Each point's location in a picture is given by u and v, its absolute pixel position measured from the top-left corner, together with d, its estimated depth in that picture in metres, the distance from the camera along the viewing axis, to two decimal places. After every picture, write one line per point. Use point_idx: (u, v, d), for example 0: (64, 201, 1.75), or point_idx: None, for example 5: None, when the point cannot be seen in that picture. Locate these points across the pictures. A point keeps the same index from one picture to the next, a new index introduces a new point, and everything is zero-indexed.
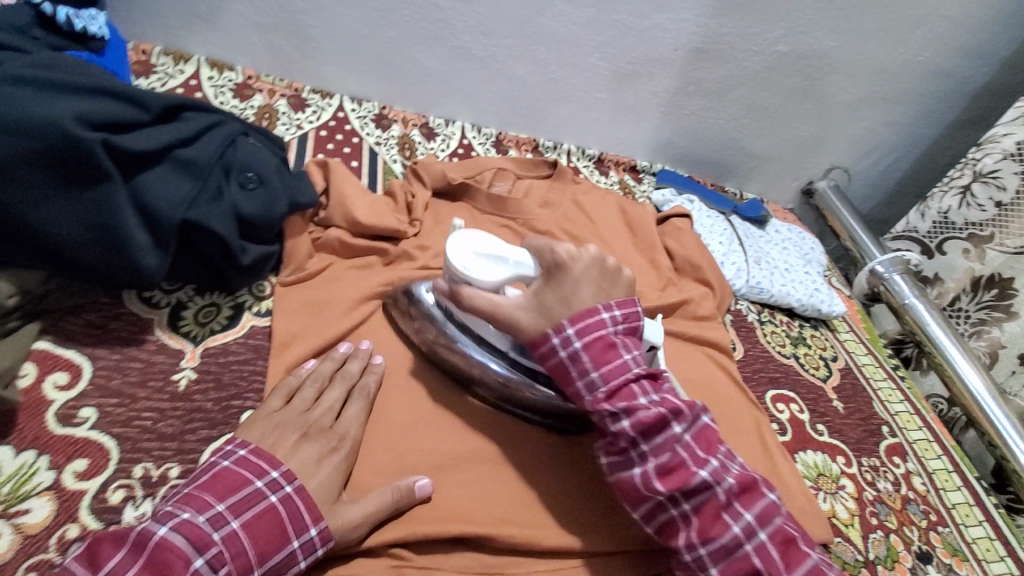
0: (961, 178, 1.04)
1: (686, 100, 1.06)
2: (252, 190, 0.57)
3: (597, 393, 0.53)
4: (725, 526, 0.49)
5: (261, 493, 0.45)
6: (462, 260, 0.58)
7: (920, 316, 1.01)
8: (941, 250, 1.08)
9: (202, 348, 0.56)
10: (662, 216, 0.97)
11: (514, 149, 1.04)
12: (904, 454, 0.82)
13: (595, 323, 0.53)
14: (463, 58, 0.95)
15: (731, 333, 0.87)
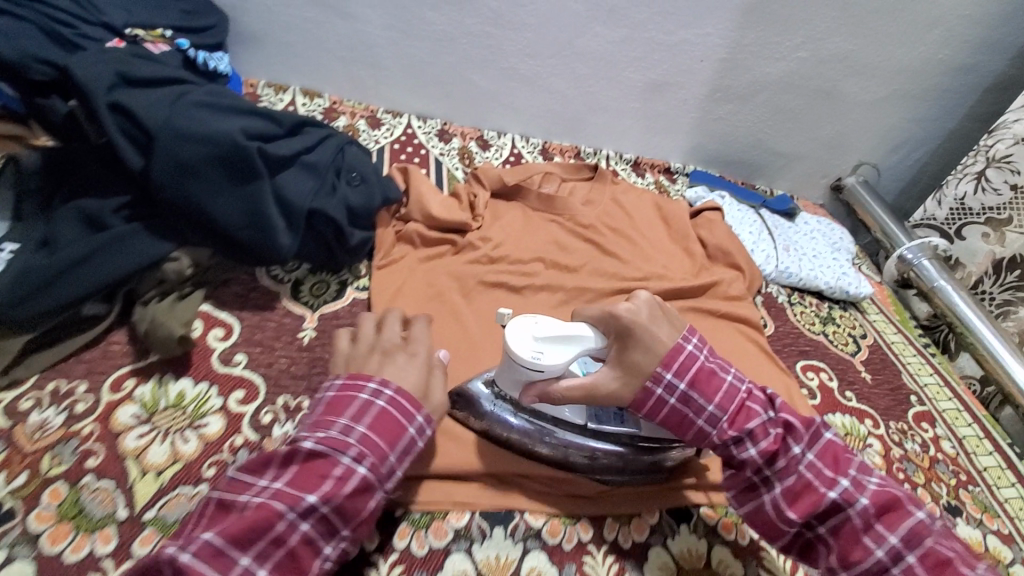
0: (975, 165, 1.10)
1: (715, 105, 1.16)
2: (357, 187, 0.72)
3: (719, 425, 0.54)
4: (868, 549, 0.49)
5: (370, 401, 0.50)
6: (528, 349, 0.56)
7: (949, 298, 1.05)
8: (960, 235, 1.15)
9: (318, 314, 0.70)
10: (696, 211, 1.04)
11: (559, 156, 1.17)
12: (932, 420, 0.88)
13: (689, 358, 0.56)
14: (514, 77, 1.09)
15: (761, 311, 0.96)
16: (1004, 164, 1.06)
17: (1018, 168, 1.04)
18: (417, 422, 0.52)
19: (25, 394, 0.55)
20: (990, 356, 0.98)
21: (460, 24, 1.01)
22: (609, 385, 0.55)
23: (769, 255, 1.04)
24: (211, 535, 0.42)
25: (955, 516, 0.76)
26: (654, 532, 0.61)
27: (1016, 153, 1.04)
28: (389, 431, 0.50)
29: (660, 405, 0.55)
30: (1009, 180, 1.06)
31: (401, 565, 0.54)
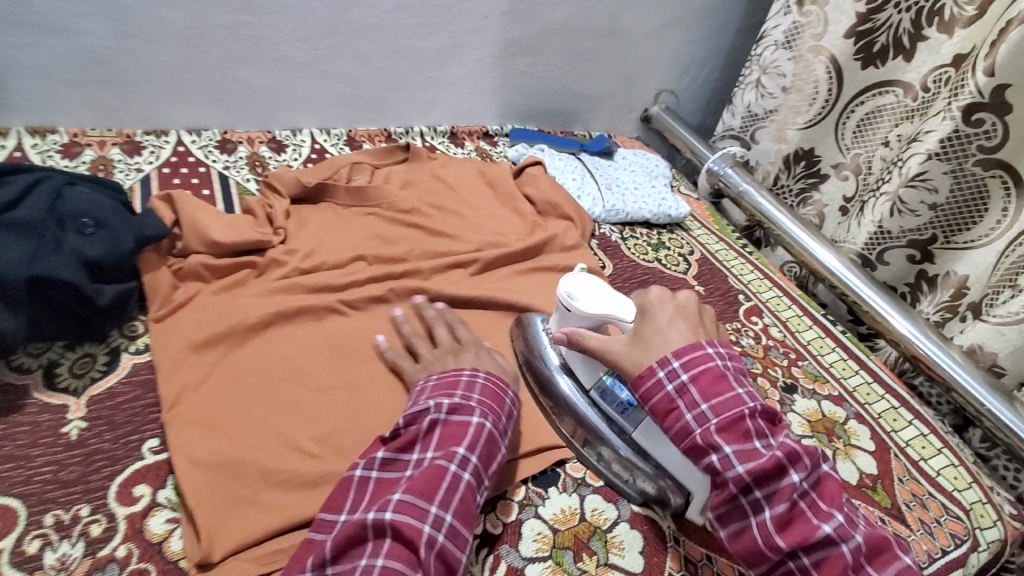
0: (752, 75, 1.17)
1: (513, 60, 1.14)
2: (92, 234, 0.60)
3: (709, 426, 0.54)
4: (781, 476, 0.51)
5: (472, 378, 0.60)
6: (570, 287, 0.66)
7: (753, 199, 1.15)
8: (755, 139, 1.21)
9: (87, 398, 0.58)
10: (518, 169, 1.03)
11: (367, 142, 1.09)
12: (759, 312, 0.97)
13: (703, 358, 0.56)
14: (290, 67, 0.98)
15: (598, 254, 0.97)
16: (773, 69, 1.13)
17: (783, 71, 1.11)
18: (508, 395, 0.62)
19: None
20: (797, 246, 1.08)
21: (204, 17, 0.87)
22: (618, 351, 0.61)
23: (592, 194, 1.06)
24: (399, 494, 0.49)
25: (792, 393, 0.84)
26: (523, 507, 0.62)
27: (779, 57, 1.11)
28: (493, 398, 0.59)
29: (658, 387, 0.56)
30: (779, 83, 1.13)
31: None
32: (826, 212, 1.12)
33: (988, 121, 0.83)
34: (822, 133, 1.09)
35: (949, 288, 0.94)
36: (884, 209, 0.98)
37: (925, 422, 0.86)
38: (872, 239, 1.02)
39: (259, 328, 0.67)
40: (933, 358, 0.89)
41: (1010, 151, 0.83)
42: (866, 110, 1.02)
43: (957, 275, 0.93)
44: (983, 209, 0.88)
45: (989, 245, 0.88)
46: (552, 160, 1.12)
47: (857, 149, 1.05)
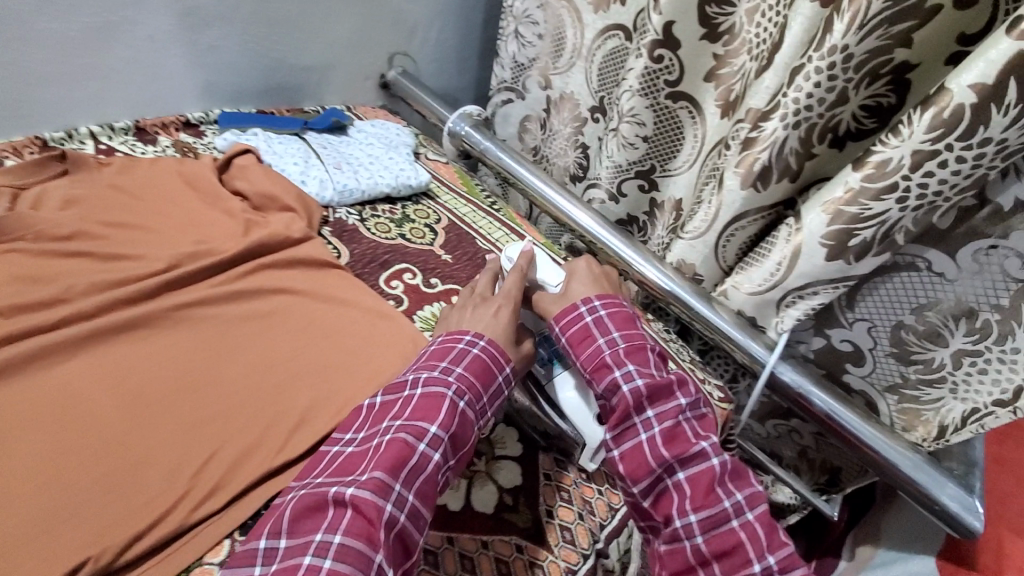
0: (510, 26, 1.26)
1: (301, 25, 1.12)
2: None
3: (617, 348, 0.68)
4: (718, 499, 0.60)
5: (619, 300, 0.73)
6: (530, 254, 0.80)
7: (497, 157, 1.20)
8: (526, 88, 1.31)
9: None
10: (325, 152, 1.05)
11: (163, 133, 1.02)
12: None
13: (618, 302, 0.72)
14: (41, 58, 0.86)
15: (435, 212, 1.06)
16: (527, 18, 1.23)
17: (535, 19, 1.22)
18: (503, 372, 0.67)
19: None
20: (543, 198, 1.14)
21: None
22: (551, 301, 0.75)
23: (403, 163, 1.09)
24: (435, 427, 0.58)
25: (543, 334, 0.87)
26: None
27: (529, 7, 1.21)
28: (622, 320, 0.70)
29: (578, 320, 0.71)
30: (534, 31, 1.23)
31: None
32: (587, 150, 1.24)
33: (667, 56, 0.96)
34: (574, 76, 1.20)
35: (669, 210, 1.09)
36: (615, 147, 1.09)
37: (651, 338, 0.94)
38: (612, 176, 1.12)
39: (82, 346, 0.65)
40: (655, 280, 0.98)
41: (688, 82, 0.98)
42: (601, 56, 1.14)
43: (674, 200, 1.07)
44: (681, 137, 1.03)
45: (689, 170, 1.03)
46: (357, 141, 1.12)
47: (601, 92, 1.17)
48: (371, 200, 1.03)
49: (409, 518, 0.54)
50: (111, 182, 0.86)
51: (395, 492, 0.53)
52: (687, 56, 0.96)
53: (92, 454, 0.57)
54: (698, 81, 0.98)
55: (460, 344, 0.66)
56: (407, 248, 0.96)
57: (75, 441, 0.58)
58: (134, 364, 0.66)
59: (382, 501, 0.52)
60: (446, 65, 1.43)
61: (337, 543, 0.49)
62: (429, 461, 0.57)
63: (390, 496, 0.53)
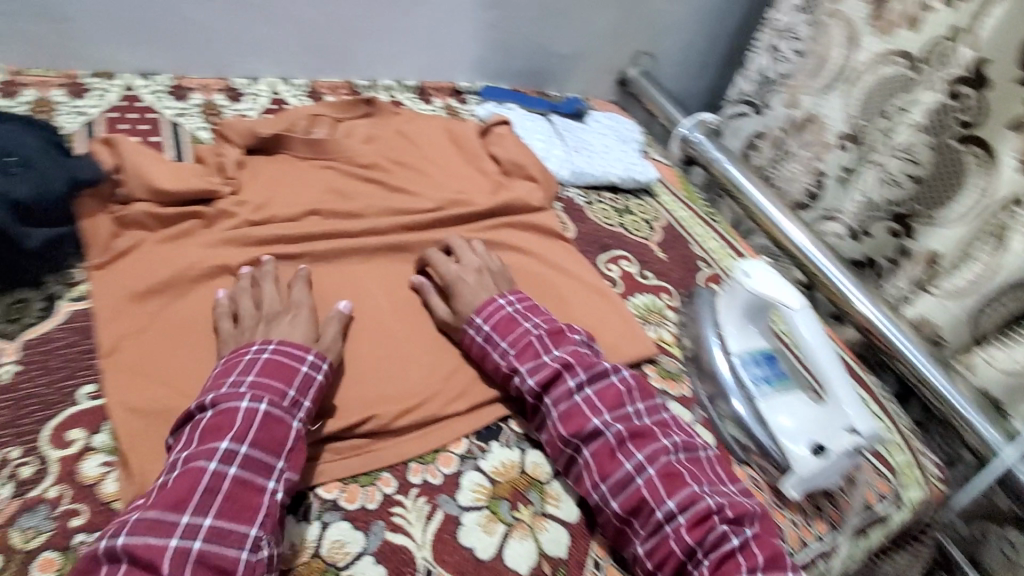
0: (767, 39, 1.23)
1: (569, 17, 1.21)
2: (17, 174, 0.60)
3: (509, 356, 0.67)
4: (619, 464, 0.61)
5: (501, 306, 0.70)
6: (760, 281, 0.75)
7: (723, 168, 1.18)
8: (767, 104, 1.24)
9: (21, 341, 0.58)
10: (567, 134, 1.13)
11: (437, 95, 1.17)
12: (720, 279, 0.98)
13: (496, 307, 0.70)
14: (370, 17, 1.05)
15: (655, 209, 1.09)
16: (789, 33, 1.19)
17: (798, 35, 1.16)
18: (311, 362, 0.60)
19: None
20: (769, 220, 1.11)
21: None
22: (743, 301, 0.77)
23: (634, 157, 1.13)
24: (227, 442, 0.51)
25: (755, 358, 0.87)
26: None
27: (795, 21, 1.17)
28: (506, 327, 0.69)
29: (499, 310, 0.70)
30: (794, 47, 1.17)
31: (424, 497, 0.58)
32: (824, 179, 1.13)
33: (967, 94, 0.89)
34: (829, 99, 1.11)
35: (920, 262, 0.96)
36: (872, 180, 1.03)
37: (870, 392, 0.87)
38: (858, 210, 1.06)
39: (368, 254, 0.78)
40: (883, 331, 0.91)
41: (989, 127, 0.87)
42: (869, 80, 1.04)
43: (927, 251, 0.95)
44: (956, 185, 0.91)
45: (960, 221, 0.90)
46: (593, 129, 1.19)
47: (859, 119, 1.06)
48: (598, 186, 1.09)
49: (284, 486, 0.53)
50: (399, 129, 1.01)
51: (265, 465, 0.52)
52: (997, 98, 0.86)
53: (372, 342, 0.69)
54: (1000, 127, 0.86)
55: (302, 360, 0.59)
56: (626, 238, 1.00)
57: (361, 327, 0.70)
58: (405, 279, 0.77)
59: (164, 538, 0.46)
60: (683, 70, 1.43)
61: (206, 526, 0.48)
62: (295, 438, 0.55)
63: (173, 530, 0.47)
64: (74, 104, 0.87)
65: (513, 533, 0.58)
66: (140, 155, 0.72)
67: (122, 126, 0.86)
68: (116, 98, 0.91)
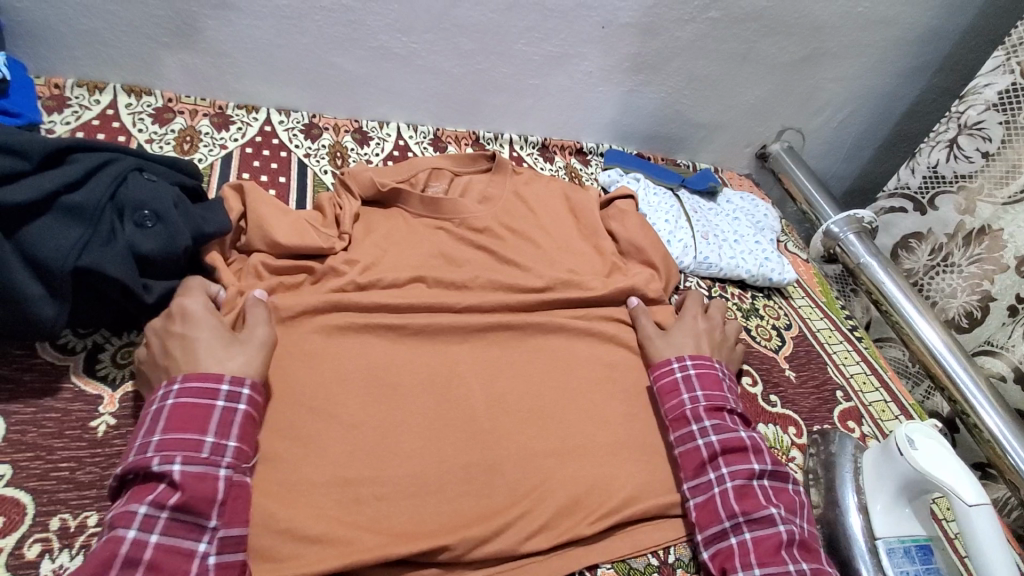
0: (948, 132, 1.01)
1: (716, 85, 1.11)
2: (150, 229, 0.57)
3: (699, 404, 0.68)
4: (782, 561, 0.57)
5: (711, 363, 0.73)
6: (928, 454, 0.61)
7: (874, 275, 1.01)
8: (933, 205, 1.05)
9: (121, 391, 0.57)
10: (694, 215, 1.02)
11: (559, 154, 1.12)
12: (858, 417, 0.83)
13: (711, 365, 0.72)
14: (506, 74, 1.00)
15: (786, 314, 0.95)
16: (976, 130, 0.98)
17: (989, 135, 0.96)
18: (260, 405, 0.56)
19: (26, 539, 0.47)
20: (920, 342, 0.96)
21: (444, 11, 0.90)
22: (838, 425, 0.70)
23: (770, 251, 1.00)
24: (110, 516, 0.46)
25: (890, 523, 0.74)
26: None
27: (987, 119, 0.96)
28: (710, 384, 0.70)
29: (670, 371, 0.71)
30: (981, 147, 0.97)
31: None
32: (991, 305, 0.97)
33: None
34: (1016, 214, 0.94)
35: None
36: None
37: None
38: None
39: (468, 334, 0.72)
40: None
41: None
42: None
43: None
44: None
45: None
46: (723, 211, 1.07)
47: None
48: (723, 279, 0.97)
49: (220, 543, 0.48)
50: (517, 191, 0.93)
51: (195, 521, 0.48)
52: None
53: (457, 444, 0.62)
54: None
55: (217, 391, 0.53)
56: (751, 346, 0.87)
57: (448, 424, 0.63)
58: (502, 369, 0.71)
59: None
60: (834, 149, 1.28)
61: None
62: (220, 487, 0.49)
63: None
64: (217, 136, 0.91)
65: None
66: (266, 205, 0.72)
67: (254, 163, 0.89)
68: (254, 133, 0.94)
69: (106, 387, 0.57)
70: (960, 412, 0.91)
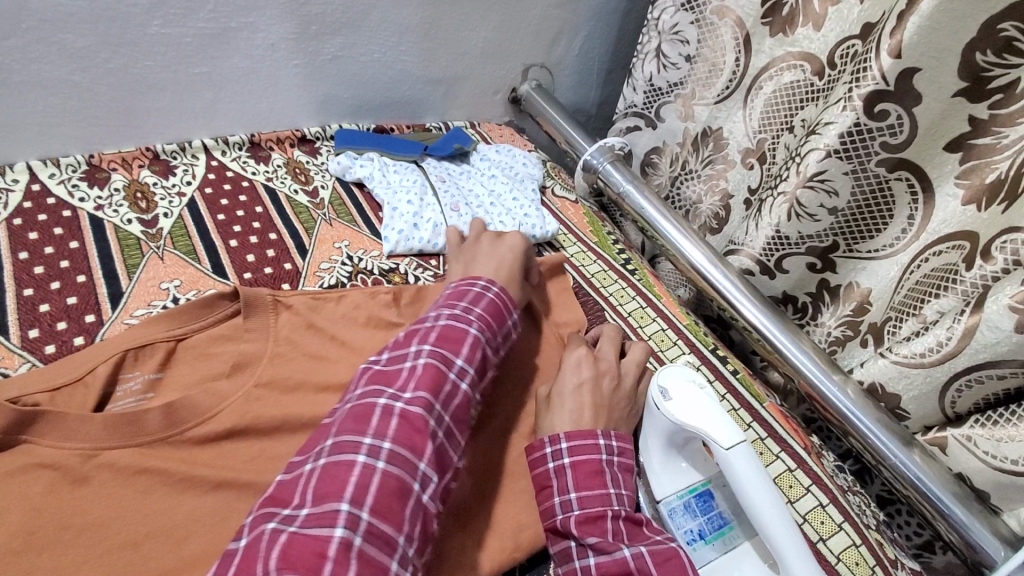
0: (651, 42, 1.05)
1: (436, 32, 0.98)
2: None
3: (570, 514, 0.53)
4: None
5: (597, 445, 0.58)
6: (676, 403, 0.57)
7: (635, 202, 0.98)
8: (659, 117, 1.09)
9: None
10: (442, 186, 0.91)
11: (276, 149, 0.92)
12: None
13: (590, 446, 0.57)
14: (154, 67, 0.78)
15: (557, 266, 0.90)
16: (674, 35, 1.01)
17: (685, 38, 0.99)
18: (512, 316, 0.66)
19: None
20: (685, 259, 0.93)
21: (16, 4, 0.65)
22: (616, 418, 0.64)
23: (528, 205, 0.92)
24: (423, 458, 0.48)
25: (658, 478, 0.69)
26: None
27: (680, 21, 0.98)
28: (589, 476, 0.55)
29: (539, 463, 0.57)
30: (681, 51, 1.00)
31: None
32: (731, 202, 1.00)
33: (894, 113, 0.71)
34: (728, 111, 0.97)
35: (852, 300, 0.83)
36: (782, 211, 0.85)
37: (824, 487, 0.70)
38: (769, 245, 0.89)
39: (143, 435, 0.54)
40: (827, 396, 0.78)
41: (918, 148, 0.71)
42: (769, 90, 0.89)
43: (861, 288, 0.82)
44: (888, 215, 0.77)
45: (893, 257, 0.77)
46: (478, 172, 0.98)
47: (762, 134, 0.92)
48: None
49: (444, 436, 0.51)
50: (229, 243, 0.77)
51: (457, 366, 0.55)
52: (928, 116, 0.69)
53: None
54: (935, 147, 0.70)
55: (475, 287, 0.64)
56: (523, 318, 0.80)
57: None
58: (198, 463, 0.55)
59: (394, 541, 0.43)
60: (584, 78, 1.24)
61: (387, 449, 0.46)
62: (477, 345, 0.58)
63: (394, 554, 0.43)
64: None
65: None
66: None
67: None
68: None
69: None
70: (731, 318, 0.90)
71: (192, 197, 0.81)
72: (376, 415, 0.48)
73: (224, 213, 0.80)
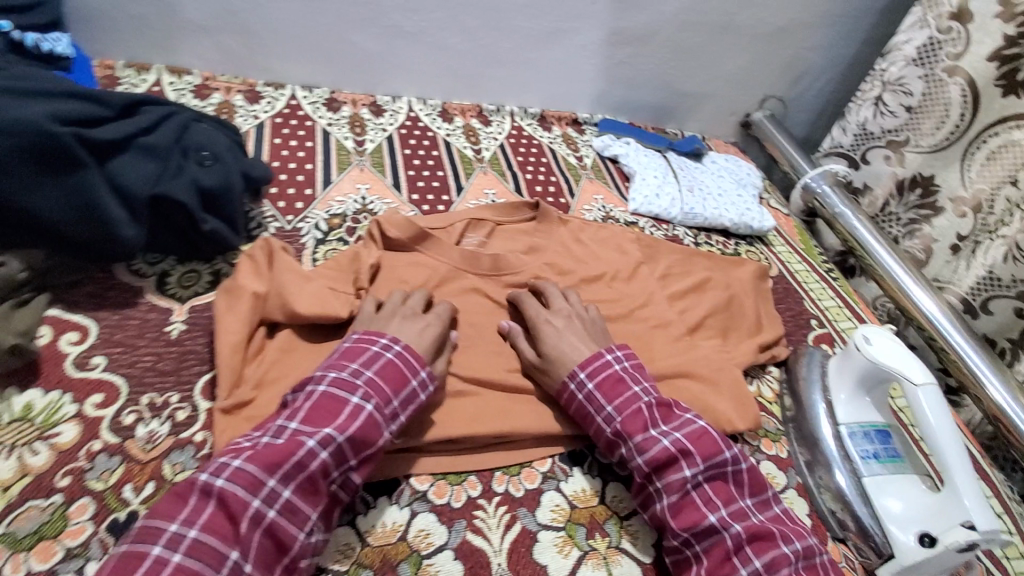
0: (873, 90, 1.15)
1: (700, 56, 1.21)
2: (209, 166, 0.69)
3: (614, 423, 0.62)
4: (734, 569, 0.54)
5: (608, 364, 0.65)
6: (880, 347, 0.69)
7: (849, 223, 1.10)
8: (865, 159, 1.19)
9: (188, 305, 0.66)
10: (681, 173, 1.12)
11: (557, 123, 1.21)
12: (832, 340, 0.92)
13: (604, 364, 0.65)
14: (506, 49, 1.11)
15: (767, 256, 1.05)
16: (898, 86, 1.11)
17: (910, 90, 1.09)
18: (421, 375, 0.59)
19: (123, 409, 0.56)
20: (890, 278, 1.02)
21: None
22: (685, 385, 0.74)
23: (750, 203, 1.10)
24: (233, 550, 0.45)
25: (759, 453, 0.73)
26: None
27: (907, 74, 1.09)
28: (614, 391, 0.63)
29: (568, 396, 0.65)
30: (903, 102, 1.10)
31: (505, 506, 0.60)
32: (934, 247, 1.07)
33: None
34: (944, 161, 1.05)
35: None
36: (999, 254, 0.93)
37: (996, 487, 0.76)
38: (978, 285, 0.97)
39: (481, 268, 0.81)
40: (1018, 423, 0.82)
41: None
42: (996, 144, 0.97)
43: None
44: None
45: None
46: (709, 170, 1.17)
47: (980, 185, 0.99)
48: (708, 227, 1.06)
49: (280, 513, 0.48)
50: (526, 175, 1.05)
51: (320, 433, 0.51)
52: None
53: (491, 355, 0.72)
54: None
55: (374, 347, 0.59)
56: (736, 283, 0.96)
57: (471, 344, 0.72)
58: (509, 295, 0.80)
59: None
60: (813, 117, 1.38)
61: (190, 538, 0.44)
62: (359, 415, 0.53)
63: None
64: (249, 107, 0.99)
65: (586, 560, 0.58)
66: (288, 272, 0.67)
67: (284, 130, 0.96)
68: (282, 105, 1.02)
69: (176, 302, 0.66)
70: (928, 339, 0.97)
71: (502, 141, 1.12)
72: (194, 495, 0.46)
73: (522, 156, 1.10)
